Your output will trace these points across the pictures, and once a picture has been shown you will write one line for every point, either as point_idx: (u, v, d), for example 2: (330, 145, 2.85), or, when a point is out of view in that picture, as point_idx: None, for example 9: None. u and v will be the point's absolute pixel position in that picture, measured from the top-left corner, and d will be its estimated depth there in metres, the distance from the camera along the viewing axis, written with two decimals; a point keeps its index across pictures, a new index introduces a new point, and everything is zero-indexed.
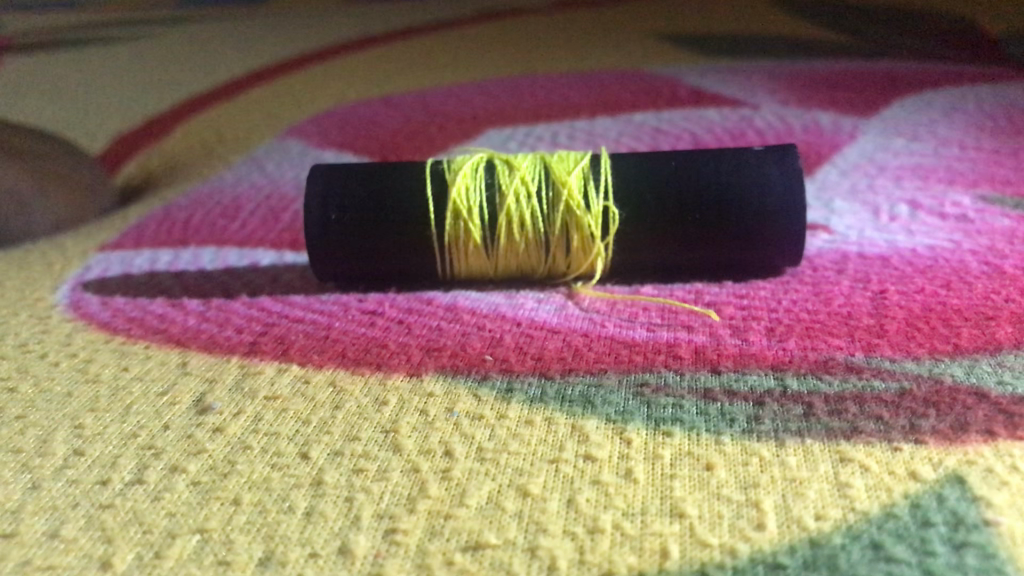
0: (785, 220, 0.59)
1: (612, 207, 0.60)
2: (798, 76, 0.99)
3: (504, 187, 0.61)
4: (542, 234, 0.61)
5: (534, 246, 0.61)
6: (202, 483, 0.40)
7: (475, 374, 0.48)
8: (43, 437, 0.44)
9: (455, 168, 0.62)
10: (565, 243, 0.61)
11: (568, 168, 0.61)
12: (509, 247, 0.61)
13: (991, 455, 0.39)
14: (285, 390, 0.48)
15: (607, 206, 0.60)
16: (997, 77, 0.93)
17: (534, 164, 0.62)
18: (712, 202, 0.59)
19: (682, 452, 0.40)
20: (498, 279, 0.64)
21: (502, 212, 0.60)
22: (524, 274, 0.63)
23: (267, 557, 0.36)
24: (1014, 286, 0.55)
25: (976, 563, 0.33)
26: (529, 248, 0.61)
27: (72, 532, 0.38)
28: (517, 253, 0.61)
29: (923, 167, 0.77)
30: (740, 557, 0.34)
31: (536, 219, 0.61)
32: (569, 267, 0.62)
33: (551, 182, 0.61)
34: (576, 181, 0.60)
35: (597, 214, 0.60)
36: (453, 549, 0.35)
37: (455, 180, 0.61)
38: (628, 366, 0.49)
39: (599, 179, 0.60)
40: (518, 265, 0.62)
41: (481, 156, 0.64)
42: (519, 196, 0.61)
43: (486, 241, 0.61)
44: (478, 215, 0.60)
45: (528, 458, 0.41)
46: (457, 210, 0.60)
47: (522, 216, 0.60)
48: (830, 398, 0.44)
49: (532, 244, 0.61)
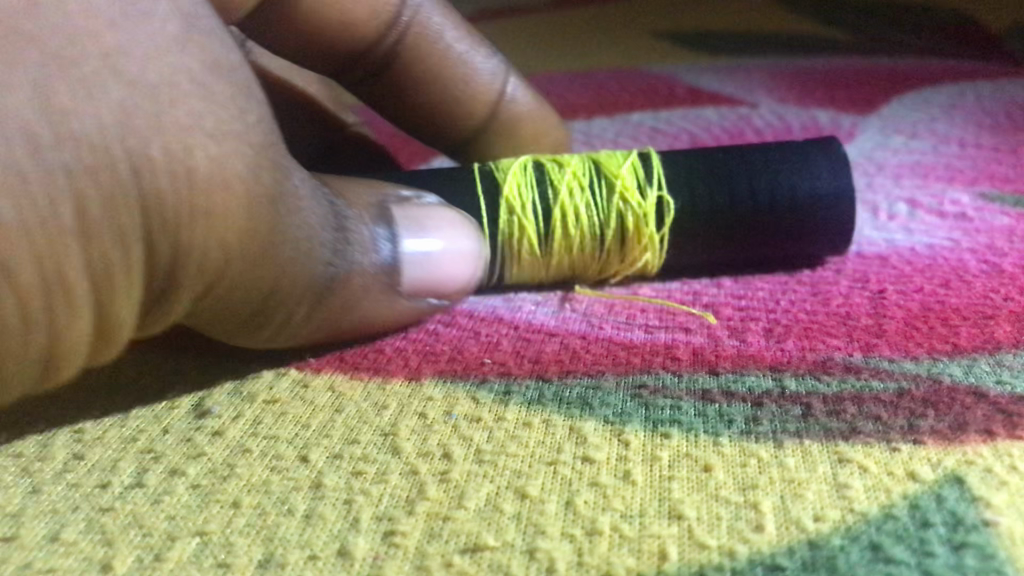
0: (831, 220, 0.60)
1: (667, 197, 0.61)
2: (796, 73, 0.99)
3: (556, 182, 0.62)
4: (597, 227, 0.61)
5: (589, 242, 0.61)
6: (202, 486, 0.40)
7: (473, 376, 0.48)
8: (43, 441, 0.44)
9: (505, 168, 0.63)
10: (622, 238, 0.61)
11: (618, 163, 0.63)
12: (566, 242, 0.61)
13: (990, 455, 0.39)
14: (285, 394, 0.48)
15: (662, 195, 0.61)
16: (995, 73, 0.93)
17: (583, 162, 0.63)
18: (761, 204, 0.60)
19: (680, 454, 0.40)
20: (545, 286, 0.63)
21: (556, 207, 0.61)
22: (576, 276, 0.62)
23: (267, 559, 0.36)
24: (1014, 286, 0.55)
25: (975, 564, 0.33)
26: (586, 245, 0.61)
27: (72, 536, 0.38)
28: (571, 251, 0.61)
29: (922, 165, 0.77)
30: (739, 559, 0.34)
31: (590, 212, 0.61)
32: (622, 262, 0.62)
33: (603, 176, 0.62)
34: (629, 175, 0.61)
35: (653, 202, 0.60)
36: (452, 551, 0.35)
37: (506, 178, 0.62)
38: (626, 368, 0.49)
39: (651, 171, 0.62)
40: (570, 266, 0.61)
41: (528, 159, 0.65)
42: (572, 190, 0.61)
43: (540, 238, 0.60)
44: (530, 216, 0.61)
45: (526, 461, 0.41)
46: (511, 205, 0.61)
47: (577, 210, 0.61)
48: (828, 398, 0.44)
49: (587, 237, 0.61)
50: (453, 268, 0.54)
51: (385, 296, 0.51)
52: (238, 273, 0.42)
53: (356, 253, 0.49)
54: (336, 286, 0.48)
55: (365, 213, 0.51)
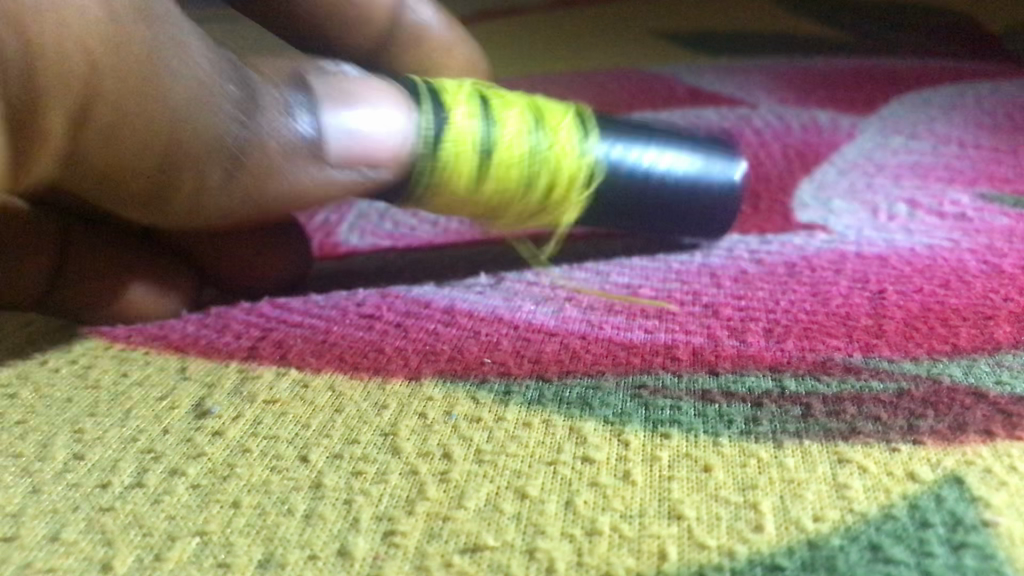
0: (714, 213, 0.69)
1: (598, 166, 0.65)
2: (796, 74, 0.99)
3: (503, 123, 0.62)
4: (533, 181, 0.64)
5: (523, 192, 0.64)
6: (202, 486, 0.40)
7: (473, 376, 0.48)
8: (43, 442, 0.44)
9: (455, 96, 0.62)
10: (549, 191, 0.64)
11: (558, 119, 0.65)
12: (504, 186, 0.63)
13: (989, 456, 0.39)
14: (285, 394, 0.48)
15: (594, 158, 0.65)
16: (995, 74, 0.93)
17: (526, 108, 0.64)
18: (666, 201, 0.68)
19: (680, 454, 0.40)
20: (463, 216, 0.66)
21: (500, 147, 0.62)
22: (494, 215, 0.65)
23: (267, 559, 0.36)
24: (1013, 286, 0.55)
25: (974, 564, 0.33)
26: (517, 188, 0.63)
27: (72, 535, 0.38)
28: (500, 192, 0.63)
29: (922, 166, 0.77)
30: (738, 559, 0.34)
31: (534, 164, 0.63)
32: (538, 216, 0.66)
33: (545, 127, 0.64)
34: (568, 133, 0.65)
35: (586, 163, 0.65)
36: (451, 551, 0.35)
37: (457, 108, 0.61)
38: (626, 368, 0.49)
39: (585, 133, 0.66)
40: (496, 207, 0.64)
41: (472, 88, 0.64)
42: (517, 135, 0.62)
43: (477, 174, 0.61)
44: (486, 153, 0.61)
45: (526, 461, 0.41)
46: (460, 140, 0.60)
47: (519, 154, 0.62)
48: (827, 399, 0.44)
49: (522, 182, 0.63)
50: (375, 136, 0.56)
51: (304, 162, 0.53)
52: (114, 92, 0.44)
53: (266, 112, 0.50)
54: (252, 148, 0.50)
55: (274, 81, 0.52)
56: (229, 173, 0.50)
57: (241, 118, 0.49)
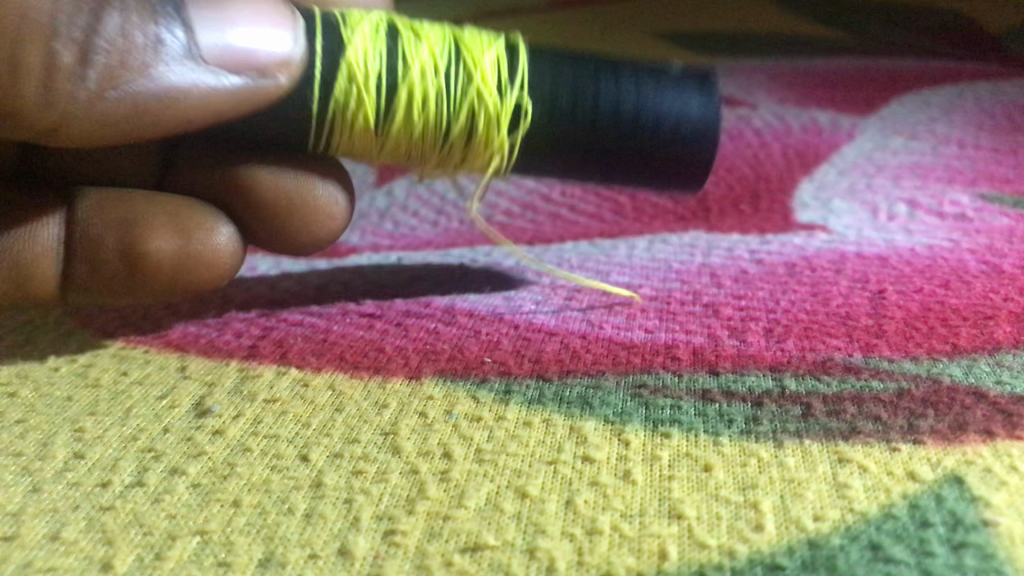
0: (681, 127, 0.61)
1: (524, 102, 0.60)
2: (796, 74, 0.99)
3: (409, 59, 0.58)
4: (443, 116, 0.60)
5: (433, 130, 0.60)
6: (202, 485, 0.40)
7: (473, 376, 0.48)
8: (43, 441, 0.44)
9: (353, 28, 0.58)
10: (469, 132, 0.61)
11: (479, 51, 0.60)
12: (403, 124, 0.59)
13: (989, 455, 0.39)
14: (285, 393, 0.48)
15: (520, 99, 0.59)
16: (995, 75, 0.93)
17: (443, 40, 0.60)
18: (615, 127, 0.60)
19: (680, 454, 0.40)
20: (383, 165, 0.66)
21: (403, 87, 0.58)
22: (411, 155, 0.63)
23: (267, 558, 0.36)
24: (1013, 286, 0.56)
25: (974, 563, 0.33)
26: (427, 129, 0.60)
27: (72, 535, 0.38)
28: (411, 133, 0.60)
29: (922, 166, 0.77)
30: (739, 558, 0.34)
31: (439, 99, 0.59)
32: (461, 155, 0.63)
33: (461, 63, 0.59)
34: (487, 68, 0.59)
35: (509, 105, 0.59)
36: (452, 550, 0.35)
37: (353, 40, 0.57)
38: (626, 368, 0.49)
39: (514, 68, 0.60)
40: (406, 150, 0.62)
41: (383, 19, 0.60)
42: (425, 72, 0.58)
43: (379, 115, 0.59)
44: (373, 88, 0.58)
45: (526, 460, 0.41)
46: (353, 74, 0.57)
47: (426, 92, 0.59)
48: (828, 398, 0.44)
49: (431, 124, 0.60)
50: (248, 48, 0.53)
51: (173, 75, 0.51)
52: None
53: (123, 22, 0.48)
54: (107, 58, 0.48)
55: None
56: (99, 81, 0.48)
57: (93, 24, 0.47)
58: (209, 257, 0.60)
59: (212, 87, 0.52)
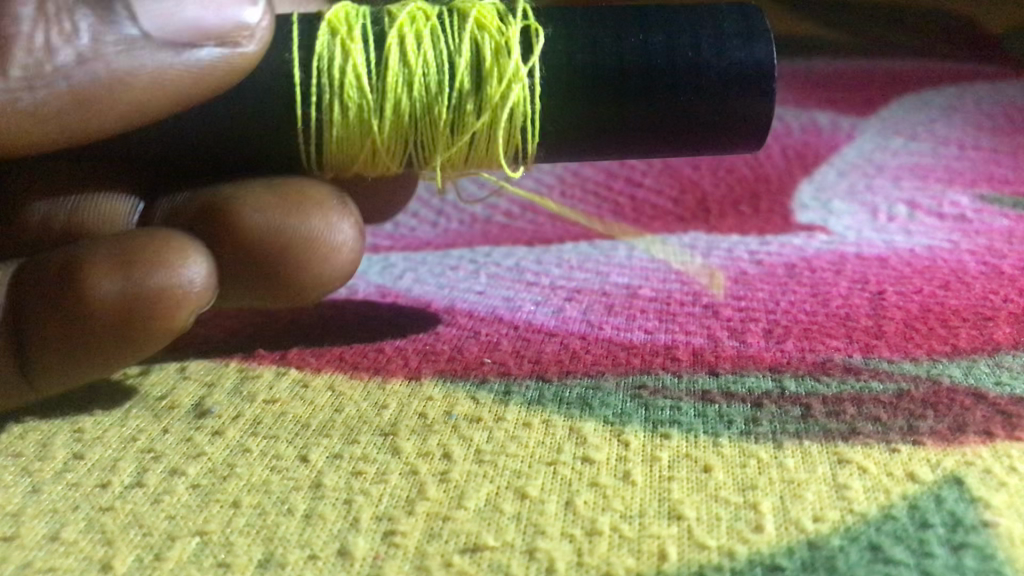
0: (721, 59, 0.54)
1: (533, 25, 0.55)
2: (796, 75, 0.99)
3: (399, 14, 0.55)
4: (445, 59, 0.54)
5: (437, 77, 0.54)
6: (202, 486, 0.40)
7: (473, 377, 0.48)
8: (43, 441, 0.44)
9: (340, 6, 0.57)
10: (474, 70, 0.54)
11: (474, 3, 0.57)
12: (400, 67, 0.53)
13: (988, 456, 0.39)
14: (285, 393, 0.48)
15: (526, 24, 0.55)
16: (995, 76, 0.93)
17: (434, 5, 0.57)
18: (642, 71, 0.54)
19: (680, 455, 0.40)
20: (398, 161, 0.57)
21: (394, 29, 0.54)
22: (415, 112, 0.54)
23: (267, 559, 0.36)
24: (1013, 287, 0.56)
25: (974, 564, 0.33)
26: (427, 72, 0.54)
27: (72, 535, 0.38)
28: (411, 79, 0.54)
29: (921, 167, 0.77)
30: (738, 559, 0.34)
31: (436, 40, 0.54)
32: (480, 110, 0.54)
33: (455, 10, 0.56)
34: (486, 6, 0.55)
35: (515, 28, 0.54)
36: (451, 550, 0.35)
37: (336, 11, 0.56)
38: (626, 369, 0.49)
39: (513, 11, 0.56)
40: (413, 108, 0.54)
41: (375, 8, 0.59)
42: (417, 21, 0.55)
43: (372, 66, 0.54)
44: (362, 39, 0.54)
45: (526, 461, 0.41)
46: (338, 30, 0.54)
47: (420, 33, 0.54)
48: (828, 399, 0.44)
49: (430, 65, 0.54)
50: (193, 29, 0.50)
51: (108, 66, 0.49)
52: None
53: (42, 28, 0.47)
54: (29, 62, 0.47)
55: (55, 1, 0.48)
56: (24, 77, 0.47)
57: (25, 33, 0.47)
58: (156, 297, 0.47)
59: (146, 70, 0.49)
